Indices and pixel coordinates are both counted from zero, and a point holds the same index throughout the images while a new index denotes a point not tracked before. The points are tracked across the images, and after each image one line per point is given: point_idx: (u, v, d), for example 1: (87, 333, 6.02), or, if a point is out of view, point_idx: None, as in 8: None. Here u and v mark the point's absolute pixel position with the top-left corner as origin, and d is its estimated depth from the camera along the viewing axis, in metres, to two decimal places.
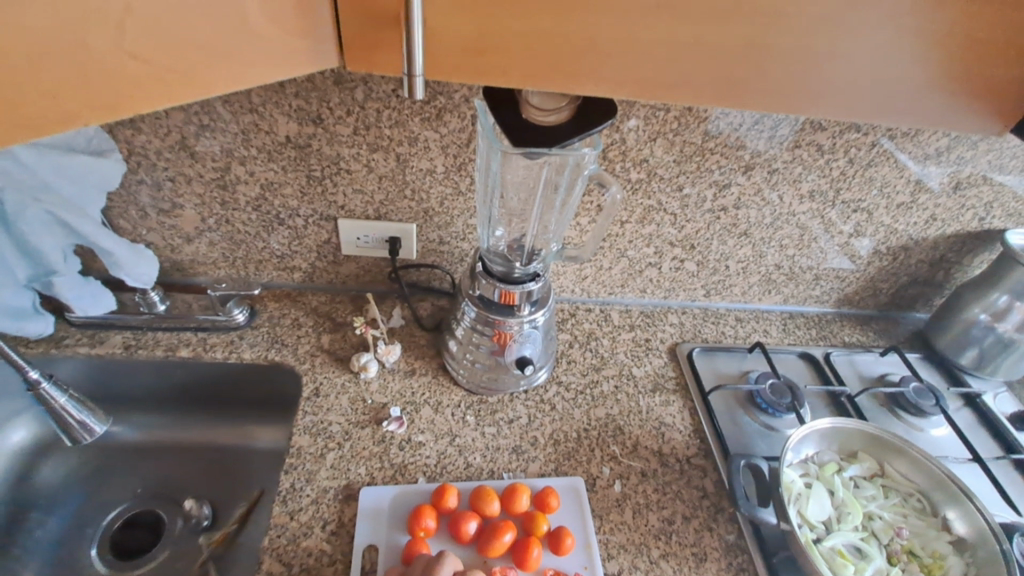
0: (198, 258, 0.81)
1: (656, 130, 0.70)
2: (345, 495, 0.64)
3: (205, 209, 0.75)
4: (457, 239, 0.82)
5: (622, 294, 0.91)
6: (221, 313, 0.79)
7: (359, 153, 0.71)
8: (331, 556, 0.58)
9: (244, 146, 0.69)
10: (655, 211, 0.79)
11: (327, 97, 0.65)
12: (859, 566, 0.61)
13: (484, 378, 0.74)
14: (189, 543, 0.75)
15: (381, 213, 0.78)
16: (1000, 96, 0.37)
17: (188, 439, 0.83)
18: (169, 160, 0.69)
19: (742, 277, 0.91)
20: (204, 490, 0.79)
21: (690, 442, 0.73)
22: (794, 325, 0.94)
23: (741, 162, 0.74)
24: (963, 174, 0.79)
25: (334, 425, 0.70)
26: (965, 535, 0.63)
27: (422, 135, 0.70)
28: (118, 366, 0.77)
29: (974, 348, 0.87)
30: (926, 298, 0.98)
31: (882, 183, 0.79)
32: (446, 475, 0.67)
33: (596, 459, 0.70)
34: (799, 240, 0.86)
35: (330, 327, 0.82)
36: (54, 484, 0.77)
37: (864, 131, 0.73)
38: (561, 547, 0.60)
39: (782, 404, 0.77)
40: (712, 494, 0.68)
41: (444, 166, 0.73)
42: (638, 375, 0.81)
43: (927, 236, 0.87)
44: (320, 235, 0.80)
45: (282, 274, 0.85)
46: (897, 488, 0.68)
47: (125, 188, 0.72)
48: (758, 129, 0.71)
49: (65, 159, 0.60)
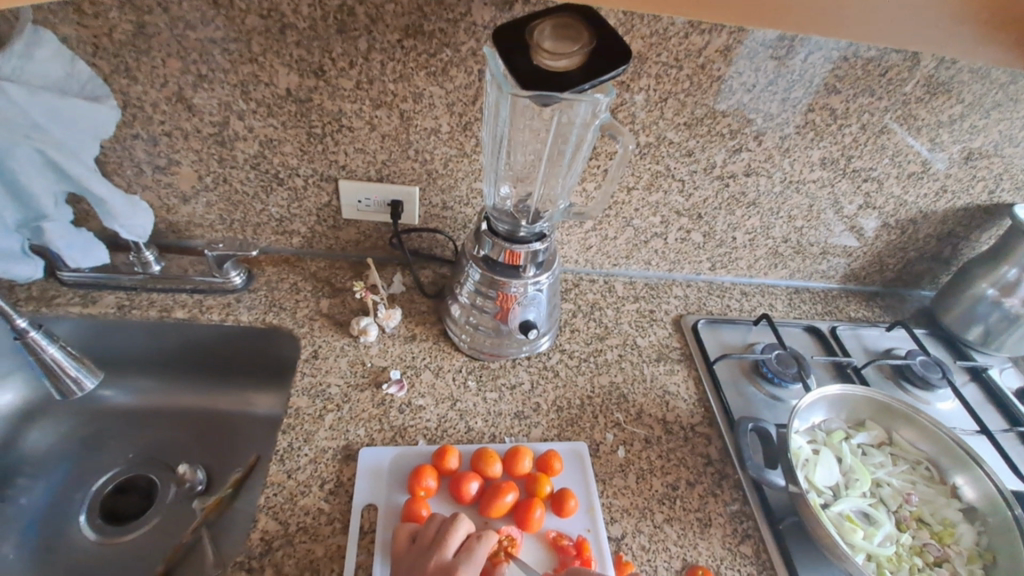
0: (194, 219, 0.79)
1: (667, 90, 0.68)
2: (344, 455, 0.62)
3: (202, 165, 0.73)
4: (460, 204, 0.81)
5: (626, 266, 0.89)
6: (218, 275, 0.77)
7: (362, 109, 0.69)
8: (329, 515, 0.57)
9: (242, 99, 0.67)
10: (663, 177, 0.77)
11: (329, 47, 0.64)
12: (868, 531, 0.60)
13: (488, 344, 0.73)
14: (181, 508, 0.73)
15: (383, 174, 0.76)
16: (1006, 33, 0.56)
17: (185, 404, 0.81)
18: (166, 113, 0.68)
19: (748, 249, 0.89)
20: (200, 457, 0.78)
21: (696, 410, 0.72)
22: (800, 300, 0.93)
23: (753, 127, 0.73)
24: (974, 146, 0.78)
25: (333, 387, 0.68)
26: (974, 502, 0.63)
27: (427, 91, 0.68)
28: (112, 328, 0.75)
29: (980, 324, 0.86)
30: (932, 276, 0.97)
31: (894, 152, 0.78)
32: (447, 439, 0.66)
33: (599, 426, 0.69)
34: (807, 212, 0.85)
35: (330, 292, 0.80)
36: (44, 451, 0.75)
37: (878, 96, 0.71)
38: (565, 509, 0.59)
39: (788, 373, 0.76)
40: (716, 461, 0.67)
41: (449, 125, 0.71)
42: (643, 344, 0.80)
43: (936, 209, 0.86)
44: (320, 197, 0.78)
45: (280, 238, 0.83)
46: (906, 456, 0.67)
47: (120, 141, 0.70)
48: (772, 91, 0.69)
49: (58, 100, 0.57)
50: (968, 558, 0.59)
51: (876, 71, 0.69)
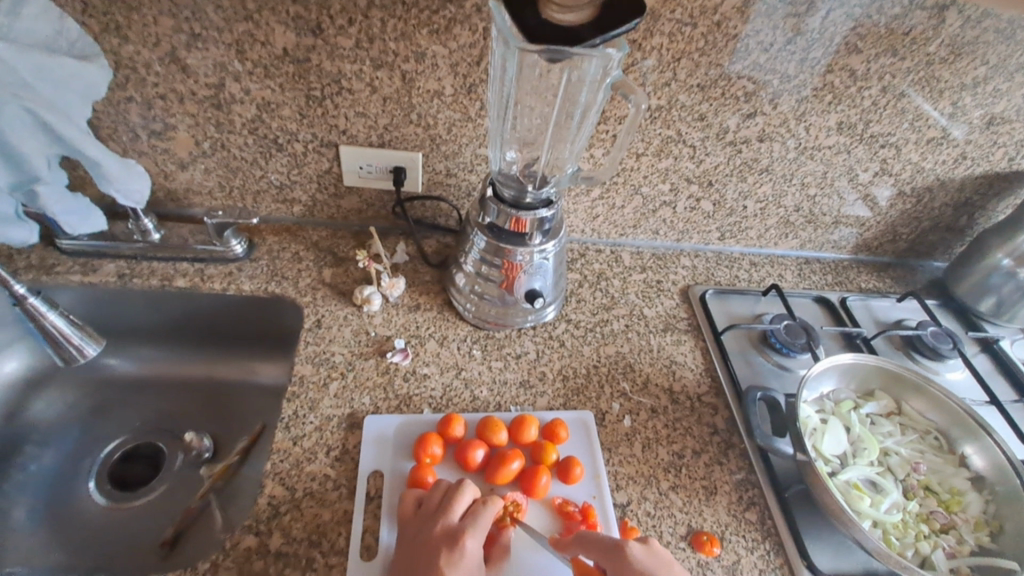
0: (193, 186, 0.78)
1: (680, 49, 0.65)
2: (349, 423, 0.62)
3: (199, 130, 0.71)
4: (464, 171, 0.78)
5: (633, 235, 0.88)
6: (218, 244, 0.76)
7: (362, 70, 0.67)
8: (335, 481, 0.57)
9: (238, 60, 0.65)
10: (674, 142, 0.75)
11: (327, 3, 0.61)
12: (875, 499, 0.60)
13: (493, 313, 0.72)
14: (188, 475, 0.73)
15: (385, 140, 0.74)
16: None
17: (189, 374, 0.81)
18: (160, 74, 0.66)
19: (759, 219, 0.87)
20: (206, 426, 0.78)
21: (702, 380, 0.72)
22: (809, 271, 0.92)
23: (769, 89, 0.70)
24: (996, 111, 0.76)
25: (337, 356, 0.68)
26: (982, 471, 0.62)
27: (430, 50, 0.65)
28: (113, 297, 0.74)
29: (993, 296, 0.85)
30: (946, 246, 0.95)
31: (914, 117, 0.75)
32: (453, 407, 0.65)
33: (605, 395, 0.68)
34: (821, 179, 0.82)
35: (332, 261, 0.79)
36: (51, 419, 0.75)
37: (900, 56, 0.68)
38: (570, 476, 0.59)
39: (797, 344, 0.75)
40: (723, 430, 0.67)
41: (453, 87, 0.69)
42: (650, 315, 0.79)
43: (954, 177, 0.84)
44: (321, 164, 0.76)
45: (281, 206, 0.82)
46: (915, 426, 0.67)
47: (113, 104, 0.68)
48: (790, 50, 0.66)
49: (46, 59, 0.55)
50: (974, 525, 0.59)
51: (900, 29, 0.66)
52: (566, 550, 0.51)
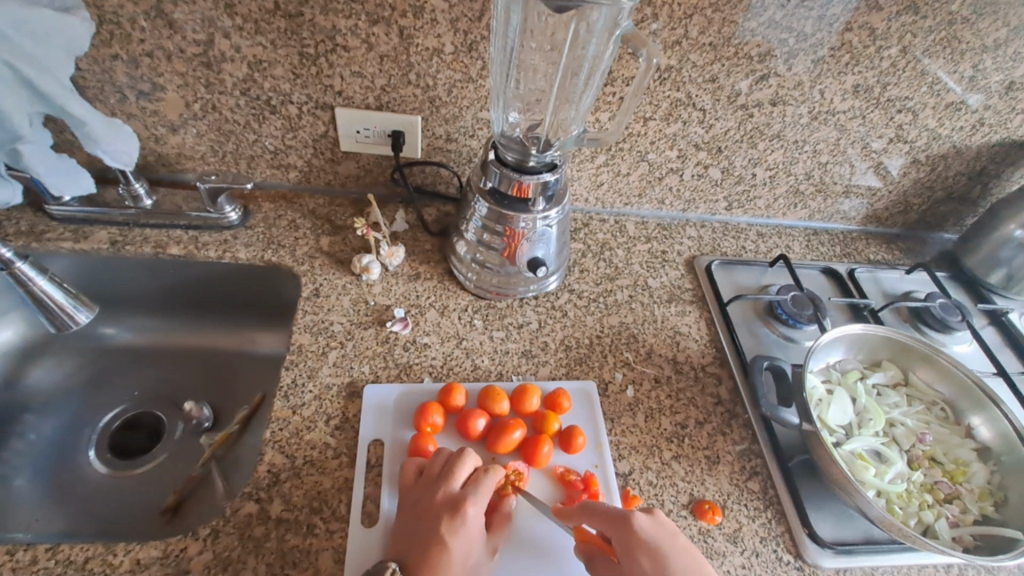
0: (185, 151, 0.75)
1: (692, 5, 0.62)
2: (349, 392, 0.61)
3: (189, 91, 0.68)
4: (465, 136, 0.76)
5: (638, 205, 0.85)
6: (212, 211, 0.74)
7: (357, 26, 0.63)
8: (336, 450, 0.57)
9: (227, 14, 0.62)
10: (683, 105, 0.72)
11: None
12: (879, 469, 0.59)
13: (495, 282, 0.70)
14: (188, 444, 0.73)
15: (382, 102, 0.71)
16: None
17: (187, 344, 0.80)
18: (146, 30, 0.63)
19: (768, 187, 0.85)
20: (205, 395, 0.77)
21: (706, 351, 0.71)
22: (817, 242, 0.90)
23: (783, 49, 0.67)
24: (1017, 75, 0.73)
25: (335, 325, 0.67)
26: (988, 442, 0.62)
27: (428, 4, 0.62)
28: (107, 265, 0.73)
29: (1004, 268, 0.83)
30: (958, 217, 0.93)
31: (932, 80, 0.72)
32: (453, 376, 0.64)
33: (608, 365, 0.68)
34: (834, 146, 0.80)
35: (330, 229, 0.77)
36: (50, 388, 0.74)
37: (922, 14, 0.65)
38: (572, 445, 0.58)
39: (803, 315, 0.73)
40: (726, 401, 0.66)
41: (453, 45, 0.66)
42: (654, 286, 0.77)
43: (970, 145, 0.81)
44: (316, 127, 0.74)
45: (276, 173, 0.79)
46: (921, 397, 0.66)
47: (98, 63, 0.65)
48: (807, 7, 0.63)
49: (26, 11, 0.52)
50: (978, 495, 0.59)
51: None
52: (569, 519, 0.51)
